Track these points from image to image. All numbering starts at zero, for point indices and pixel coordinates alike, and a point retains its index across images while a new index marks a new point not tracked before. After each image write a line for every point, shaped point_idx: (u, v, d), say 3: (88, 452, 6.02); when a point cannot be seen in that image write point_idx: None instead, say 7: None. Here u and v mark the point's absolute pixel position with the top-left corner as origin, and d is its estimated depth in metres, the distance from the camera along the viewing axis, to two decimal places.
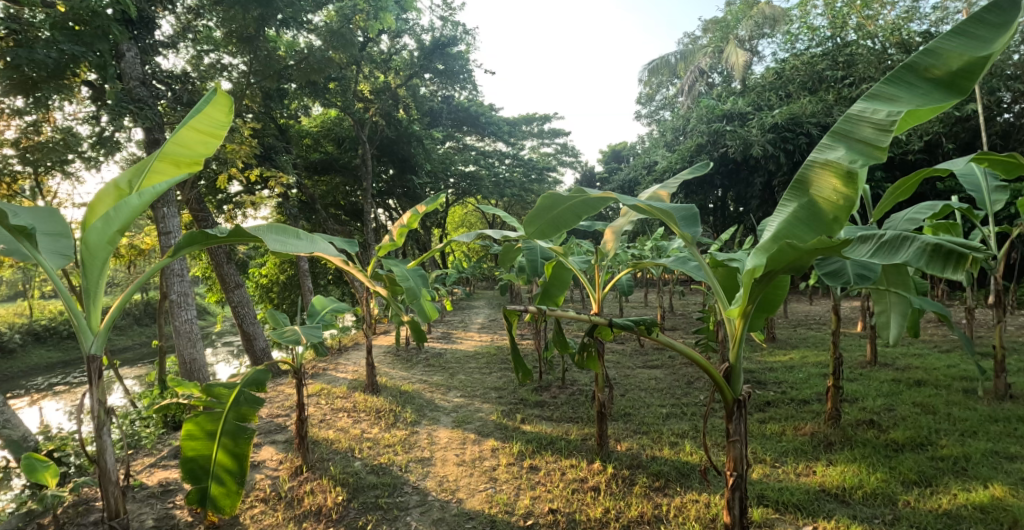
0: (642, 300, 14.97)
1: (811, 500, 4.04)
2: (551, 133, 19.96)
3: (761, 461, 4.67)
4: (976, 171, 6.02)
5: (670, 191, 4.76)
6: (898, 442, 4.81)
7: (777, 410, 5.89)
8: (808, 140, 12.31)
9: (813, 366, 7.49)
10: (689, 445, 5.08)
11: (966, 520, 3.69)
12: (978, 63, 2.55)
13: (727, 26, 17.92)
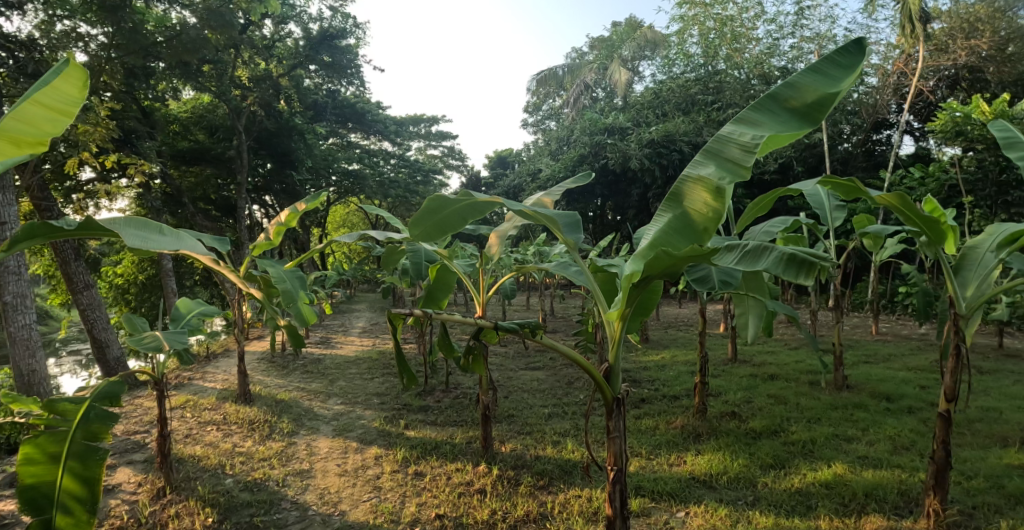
0: (524, 303, 15.31)
1: (681, 487, 4.35)
2: (439, 135, 19.81)
3: (637, 454, 4.97)
4: (820, 191, 6.86)
5: (554, 198, 4.90)
6: (756, 430, 5.35)
7: (651, 406, 6.31)
8: (680, 156, 13.39)
9: (682, 364, 8.11)
10: (571, 444, 5.26)
11: (814, 496, 4.14)
12: (828, 99, 2.87)
13: (612, 46, 19.04)
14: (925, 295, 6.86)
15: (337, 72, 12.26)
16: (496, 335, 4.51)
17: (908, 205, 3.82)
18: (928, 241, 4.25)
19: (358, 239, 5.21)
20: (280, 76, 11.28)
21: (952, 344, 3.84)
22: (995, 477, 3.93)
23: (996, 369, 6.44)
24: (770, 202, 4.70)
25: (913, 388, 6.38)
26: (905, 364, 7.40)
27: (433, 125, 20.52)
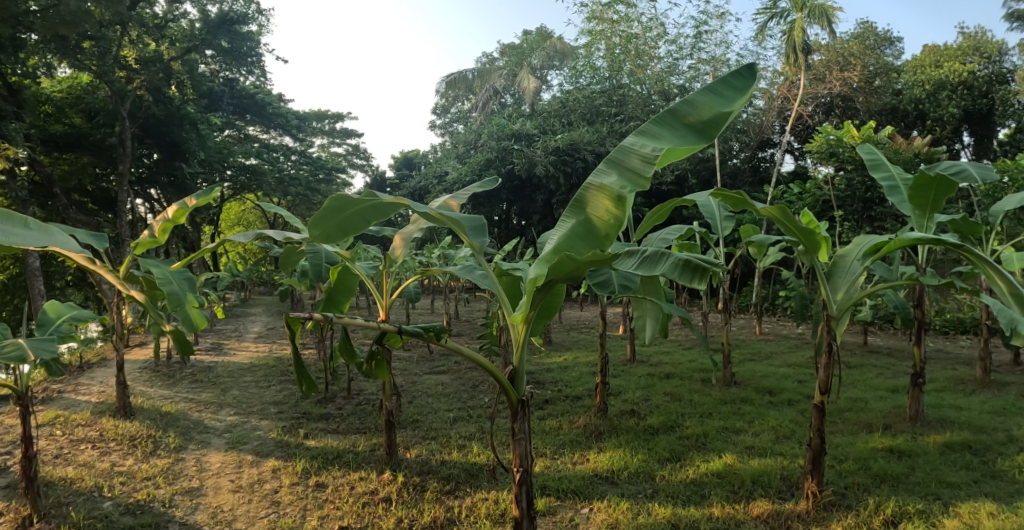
0: (428, 306, 15.16)
1: (585, 484, 4.47)
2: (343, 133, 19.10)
3: (542, 454, 5.08)
4: (711, 202, 7.41)
5: (460, 202, 4.89)
6: (653, 427, 5.65)
7: (554, 406, 6.48)
8: (584, 164, 13.91)
9: (584, 365, 8.41)
10: (477, 446, 5.26)
11: (706, 485, 4.40)
12: (721, 117, 2.99)
13: (523, 54, 19.40)
14: (802, 298, 7.62)
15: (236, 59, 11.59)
16: (401, 339, 4.41)
17: (788, 217, 4.20)
18: (803, 250, 4.69)
19: (254, 240, 4.88)
20: (172, 59, 10.26)
21: (825, 341, 4.26)
22: (862, 459, 4.41)
23: (862, 364, 7.28)
24: (666, 212, 4.98)
25: (791, 383, 7.03)
26: (785, 362, 8.14)
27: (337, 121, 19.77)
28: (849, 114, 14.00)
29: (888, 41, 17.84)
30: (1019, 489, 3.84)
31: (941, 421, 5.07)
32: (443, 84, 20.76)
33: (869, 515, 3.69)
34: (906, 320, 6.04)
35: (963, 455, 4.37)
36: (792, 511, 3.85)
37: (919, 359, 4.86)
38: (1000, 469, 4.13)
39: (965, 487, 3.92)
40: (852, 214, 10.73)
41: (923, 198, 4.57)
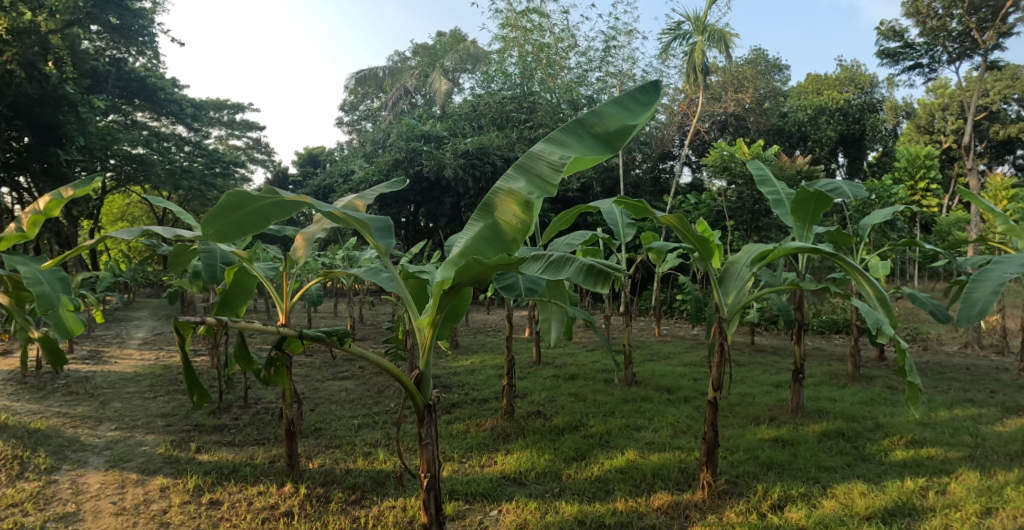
0: (331, 309, 14.58)
1: (494, 487, 4.50)
2: (243, 125, 17.93)
3: (450, 458, 5.05)
4: (615, 209, 7.74)
5: (367, 202, 4.75)
6: (559, 427, 5.80)
7: (461, 410, 6.45)
8: (492, 168, 14.09)
9: (491, 368, 8.46)
10: (383, 453, 5.12)
11: (610, 481, 4.57)
12: (624, 129, 3.05)
13: (435, 55, 19.17)
14: (697, 301, 8.15)
15: (124, 37, 11.16)
16: (302, 344, 4.21)
17: (684, 224, 4.45)
18: (698, 256, 4.99)
19: (139, 237, 4.49)
20: (51, 32, 9.45)
21: (716, 341, 4.57)
22: (751, 449, 4.80)
23: (750, 363, 7.93)
24: (571, 218, 5.10)
25: (687, 381, 7.50)
26: (681, 361, 8.68)
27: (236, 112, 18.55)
28: (740, 133, 15.20)
29: (776, 67, 19.55)
30: (883, 469, 4.34)
31: (818, 412, 5.63)
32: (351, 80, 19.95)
33: (758, 500, 4.01)
34: (788, 321, 6.64)
35: (837, 441, 4.88)
36: (690, 502, 4.10)
37: (800, 357, 5.35)
38: (868, 452, 4.66)
39: (839, 471, 4.37)
40: (742, 224, 11.67)
41: (804, 210, 5.05)
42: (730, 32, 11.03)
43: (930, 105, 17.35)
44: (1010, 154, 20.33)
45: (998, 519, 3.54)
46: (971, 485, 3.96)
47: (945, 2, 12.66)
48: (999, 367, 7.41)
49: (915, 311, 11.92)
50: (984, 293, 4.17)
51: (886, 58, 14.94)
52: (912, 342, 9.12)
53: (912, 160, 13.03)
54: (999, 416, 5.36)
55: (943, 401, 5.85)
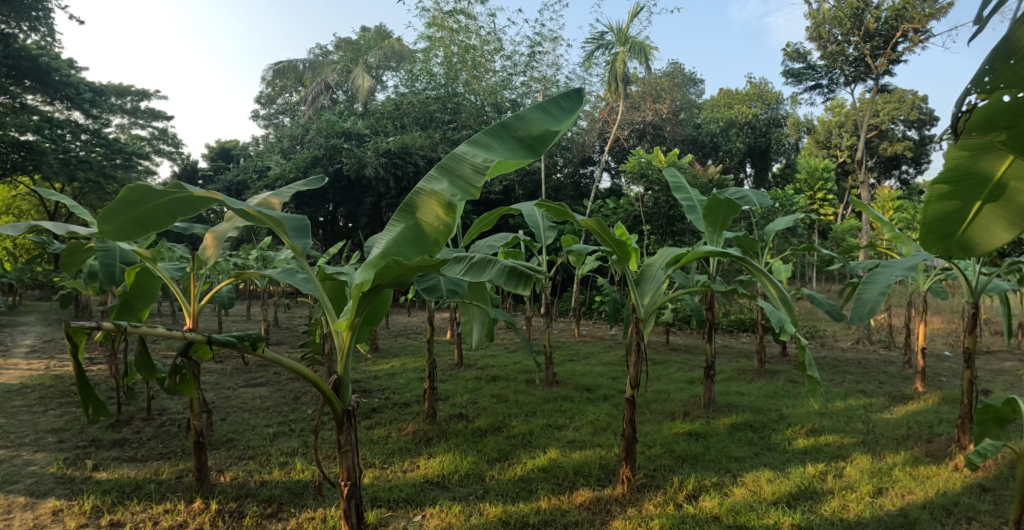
0: (243, 313, 13.79)
1: (416, 491, 4.42)
2: (148, 114, 16.62)
3: (371, 465, 4.92)
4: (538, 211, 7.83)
5: (282, 200, 4.51)
6: (481, 429, 5.80)
7: (382, 415, 6.29)
8: (415, 169, 13.89)
9: (411, 372, 8.29)
10: (301, 463, 4.91)
11: (532, 480, 4.61)
12: (546, 137, 2.99)
13: (358, 50, 18.65)
14: (614, 303, 8.43)
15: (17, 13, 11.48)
16: (211, 351, 3.94)
17: (603, 228, 4.50)
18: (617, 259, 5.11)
19: (25, 233, 4.02)
20: None
21: (633, 341, 4.72)
22: (667, 444, 5.03)
23: (664, 361, 8.33)
24: (493, 219, 5.03)
25: (606, 379, 7.76)
26: (600, 361, 8.94)
27: (141, 100, 17.15)
28: (657, 141, 15.92)
29: (692, 81, 20.67)
30: (787, 457, 4.69)
31: (728, 406, 6.00)
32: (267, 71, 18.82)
33: (674, 492, 4.20)
34: (699, 321, 7.02)
35: (746, 433, 5.22)
36: (611, 496, 4.21)
37: (711, 355, 5.67)
38: (773, 441, 5.02)
39: (747, 460, 4.68)
40: (658, 228, 12.19)
41: (714, 216, 5.35)
42: (649, 45, 11.52)
43: (828, 122, 18.98)
44: (893, 170, 22.67)
45: (887, 497, 3.93)
46: (863, 468, 4.36)
47: (844, 30, 13.93)
48: (884, 361, 8.24)
49: (813, 311, 13.00)
50: (871, 295, 4.63)
51: (791, 78, 16.19)
52: (811, 338, 9.95)
53: (812, 172, 14.21)
54: (886, 404, 5.96)
55: (838, 392, 6.43)
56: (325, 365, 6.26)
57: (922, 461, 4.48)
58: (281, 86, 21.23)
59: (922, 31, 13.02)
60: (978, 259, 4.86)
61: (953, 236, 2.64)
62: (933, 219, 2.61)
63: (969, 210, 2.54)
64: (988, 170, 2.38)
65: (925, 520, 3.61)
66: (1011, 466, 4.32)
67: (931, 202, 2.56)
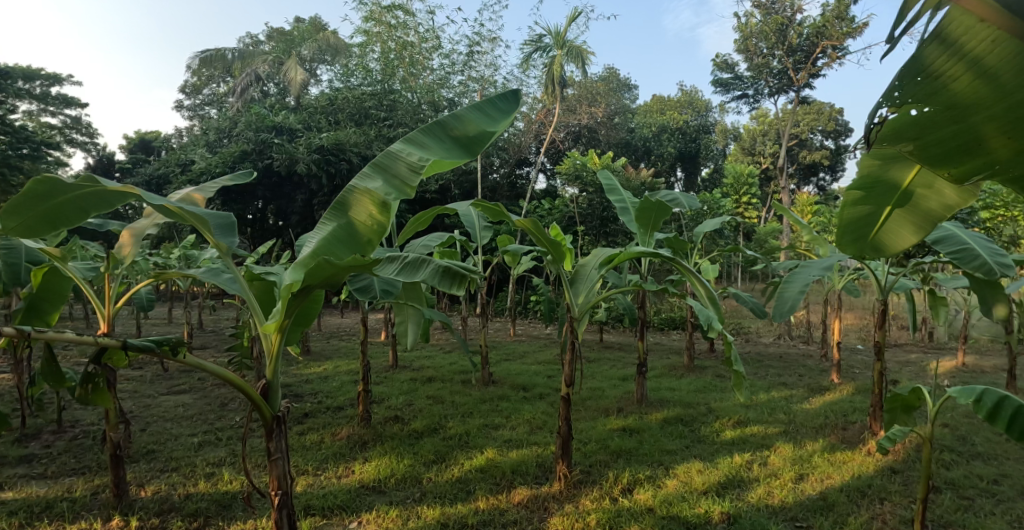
0: (164, 315, 12.93)
1: (352, 498, 4.01)
2: (61, 101, 15.30)
3: (302, 472, 4.43)
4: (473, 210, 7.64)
5: (206, 195, 4.23)
6: (417, 431, 5.30)
7: (314, 420, 5.73)
8: (348, 166, 13.49)
9: (346, 374, 7.89)
10: (228, 473, 4.64)
11: (472, 481, 4.26)
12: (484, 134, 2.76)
13: (291, 41, 17.94)
14: (550, 302, 8.51)
15: None
16: (127, 357, 3.63)
17: (539, 229, 4.09)
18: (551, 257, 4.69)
19: None
20: None
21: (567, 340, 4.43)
22: (602, 440, 5.02)
23: (599, 359, 8.51)
24: (428, 217, 4.70)
25: (541, 379, 7.67)
26: (535, 360, 9.01)
27: (53, 84, 15.75)
28: (592, 144, 16.28)
29: (627, 86, 21.29)
30: (715, 449, 4.86)
31: (660, 401, 6.20)
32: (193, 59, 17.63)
33: (610, 486, 4.11)
34: (631, 320, 7.21)
35: (677, 426, 5.40)
36: (548, 494, 4.03)
37: (643, 353, 5.80)
38: (702, 434, 5.21)
39: (678, 452, 4.78)
40: (592, 229, 12.46)
41: (646, 217, 5.45)
42: (585, 50, 11.76)
43: (753, 130, 20.05)
44: (811, 177, 24.26)
45: (808, 482, 4.14)
46: (785, 456, 4.59)
47: (769, 44, 14.79)
48: (804, 355, 8.80)
49: (738, 308, 13.71)
50: (791, 293, 4.90)
51: (720, 87, 17.01)
52: (738, 335, 10.47)
53: (738, 178, 14.98)
54: (805, 396, 6.36)
55: (762, 385, 6.80)
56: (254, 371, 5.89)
57: (840, 447, 4.80)
58: (208, 76, 20.14)
59: (839, 49, 14.02)
60: (887, 260, 5.25)
61: (866, 237, 2.89)
62: (849, 219, 2.82)
63: (878, 214, 2.74)
64: (895, 179, 2.51)
65: (843, 503, 3.79)
66: (916, 449, 4.71)
67: (847, 205, 2.75)
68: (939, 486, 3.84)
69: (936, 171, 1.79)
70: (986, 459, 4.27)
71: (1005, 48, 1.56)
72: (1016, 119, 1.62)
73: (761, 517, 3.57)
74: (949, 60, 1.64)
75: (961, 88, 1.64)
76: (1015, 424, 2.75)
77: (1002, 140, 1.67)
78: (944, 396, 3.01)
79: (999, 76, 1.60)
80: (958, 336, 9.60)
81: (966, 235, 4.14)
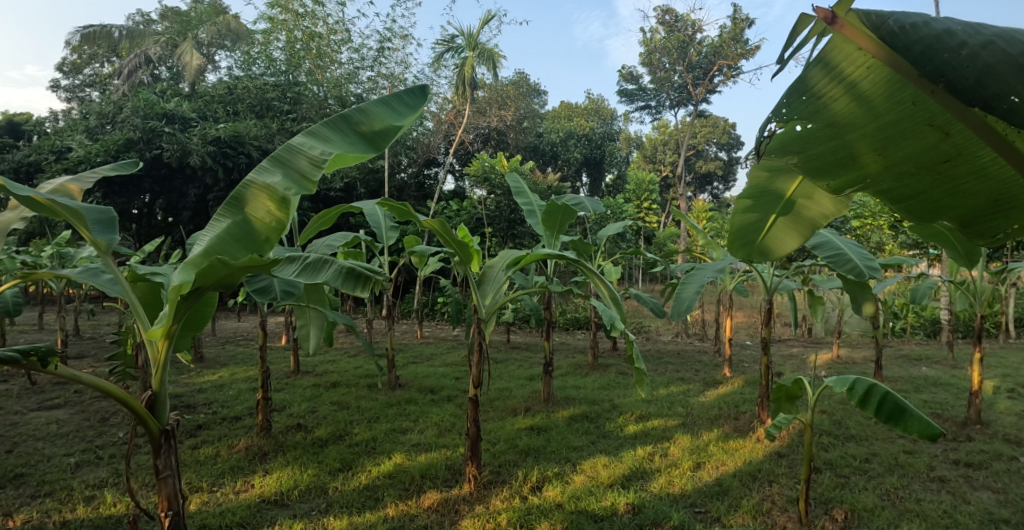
0: (29, 321, 11.51)
1: (251, 513, 3.78)
2: None
3: (196, 489, 4.10)
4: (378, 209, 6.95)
5: (84, 186, 3.80)
6: (322, 439, 5.08)
7: (208, 432, 5.30)
8: (247, 160, 12.71)
9: (243, 382, 7.38)
10: (111, 495, 4.21)
11: (380, 488, 4.12)
12: (395, 129, 2.57)
13: (187, 23, 16.65)
14: (457, 303, 8.47)
15: None
16: None
17: (445, 229, 3.76)
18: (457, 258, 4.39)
19: None
20: None
21: (474, 341, 4.20)
22: (511, 439, 5.01)
23: (506, 359, 8.62)
24: (332, 218, 4.43)
25: (449, 380, 7.46)
26: (443, 362, 8.93)
27: None
28: (501, 146, 16.47)
29: (537, 91, 21.79)
30: (620, 442, 5.01)
31: (566, 399, 6.36)
32: (73, 33, 15.76)
33: (520, 485, 4.12)
34: (537, 319, 7.35)
35: (582, 423, 5.51)
36: (459, 496, 3.99)
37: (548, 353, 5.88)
38: (607, 429, 5.35)
39: (584, 448, 4.85)
40: (499, 231, 12.61)
41: (553, 220, 5.51)
42: (497, 53, 11.87)
43: (655, 140, 21.16)
44: (706, 185, 26.03)
45: (705, 470, 4.39)
46: (684, 446, 4.84)
47: (671, 59, 15.66)
48: (698, 351, 9.40)
49: (639, 308, 14.40)
50: (687, 293, 5.20)
51: (625, 97, 17.89)
52: (639, 333, 11.02)
53: (640, 184, 15.73)
54: (700, 389, 6.79)
55: (661, 381, 7.17)
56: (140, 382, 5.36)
57: (733, 436, 5.17)
58: (90, 54, 18.22)
59: (733, 68, 15.23)
60: (771, 263, 5.72)
61: (753, 243, 3.09)
62: (739, 227, 3.04)
63: (764, 222, 2.96)
64: (780, 189, 2.76)
65: (737, 487, 4.06)
66: (799, 434, 5.17)
67: (737, 213, 2.96)
68: (820, 467, 4.25)
69: (817, 182, 1.93)
70: (858, 440, 4.78)
71: (877, 74, 1.76)
72: (885, 137, 1.81)
73: (664, 506, 3.74)
74: (831, 83, 1.83)
75: (840, 108, 1.84)
76: (883, 407, 3.09)
77: (873, 156, 1.84)
78: (823, 385, 3.32)
79: (872, 100, 1.80)
80: (830, 332, 10.62)
81: (840, 241, 4.59)
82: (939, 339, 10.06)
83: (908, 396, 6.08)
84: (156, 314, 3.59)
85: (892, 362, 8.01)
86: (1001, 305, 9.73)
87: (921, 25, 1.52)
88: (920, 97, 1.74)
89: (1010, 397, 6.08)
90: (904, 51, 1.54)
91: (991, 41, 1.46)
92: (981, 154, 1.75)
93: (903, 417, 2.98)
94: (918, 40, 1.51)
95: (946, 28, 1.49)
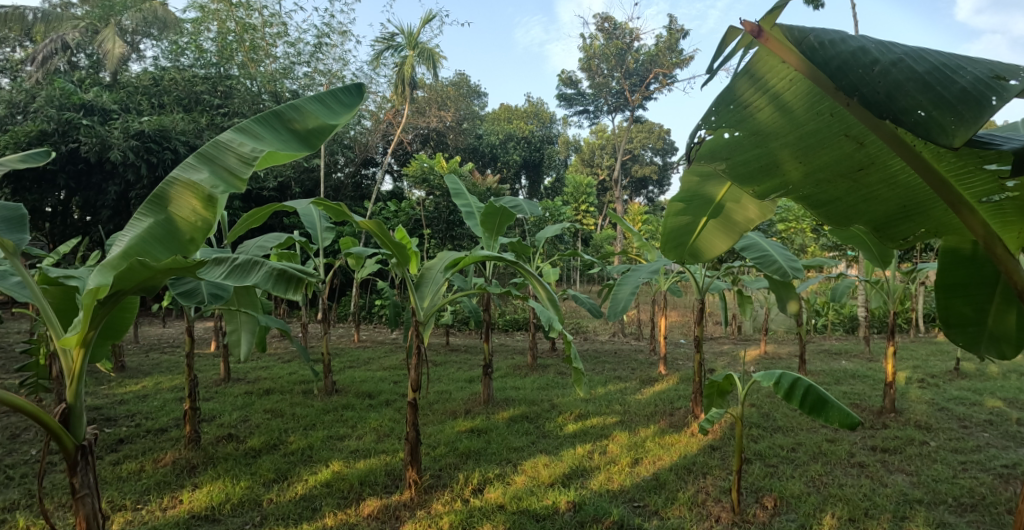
0: None
1: None
2: None
3: (119, 508, 3.85)
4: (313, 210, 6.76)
5: None
6: (255, 449, 4.89)
7: (132, 446, 5.00)
8: (173, 156, 12.09)
9: (168, 392, 7.01)
10: (23, 518, 3.89)
11: (318, 498, 4.00)
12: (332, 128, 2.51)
13: (109, 6, 15.59)
14: (396, 306, 8.33)
15: None
16: None
17: (384, 229, 3.68)
18: (395, 260, 4.31)
19: None
20: None
21: (413, 345, 4.12)
22: (450, 442, 4.98)
23: (446, 362, 8.57)
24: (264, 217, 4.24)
25: (387, 385, 7.34)
26: (381, 366, 8.77)
27: None
28: (440, 147, 16.37)
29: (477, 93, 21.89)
30: (559, 442, 5.05)
31: (505, 400, 6.39)
32: None
33: (460, 488, 4.10)
34: (476, 321, 7.37)
35: (523, 424, 5.54)
36: (399, 502, 3.92)
37: (488, 355, 5.85)
38: (547, 429, 5.40)
39: (525, 449, 4.88)
40: (437, 232, 12.65)
41: (492, 222, 5.52)
42: (437, 53, 11.81)
43: (592, 144, 21.67)
44: (642, 189, 26.84)
45: (642, 465, 4.51)
46: (622, 444, 4.94)
47: (609, 65, 15.99)
48: (634, 349, 9.70)
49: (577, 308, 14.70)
50: (623, 294, 5.31)
51: (565, 101, 18.21)
52: (576, 334, 11.23)
53: (578, 187, 15.99)
54: (636, 387, 6.98)
55: (600, 380, 7.32)
56: (53, 394, 4.96)
57: (668, 431, 5.34)
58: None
59: (669, 76, 15.82)
60: (703, 263, 5.91)
61: (685, 244, 3.22)
62: (671, 229, 3.15)
63: (695, 225, 3.07)
64: (710, 193, 2.88)
65: (672, 481, 4.19)
66: (729, 428, 5.40)
67: (670, 216, 3.06)
68: (750, 458, 4.44)
69: (744, 188, 2.01)
70: (784, 431, 5.04)
71: (798, 86, 1.88)
72: (805, 146, 1.92)
73: (603, 503, 3.79)
74: (756, 94, 1.94)
75: (764, 117, 1.94)
76: (806, 399, 3.26)
77: (795, 164, 1.95)
78: (753, 380, 3.47)
79: (793, 110, 1.92)
80: (759, 330, 11.10)
81: (767, 243, 4.82)
82: (856, 335, 10.75)
83: (829, 388, 6.46)
84: (70, 320, 3.37)
85: (814, 357, 8.49)
86: (910, 303, 10.48)
87: (839, 42, 1.64)
88: (836, 109, 1.85)
89: (920, 387, 6.56)
90: (822, 66, 1.63)
91: (901, 58, 1.59)
92: (890, 163, 1.89)
93: (825, 408, 3.15)
94: (835, 56, 1.61)
95: (860, 46, 1.62)
